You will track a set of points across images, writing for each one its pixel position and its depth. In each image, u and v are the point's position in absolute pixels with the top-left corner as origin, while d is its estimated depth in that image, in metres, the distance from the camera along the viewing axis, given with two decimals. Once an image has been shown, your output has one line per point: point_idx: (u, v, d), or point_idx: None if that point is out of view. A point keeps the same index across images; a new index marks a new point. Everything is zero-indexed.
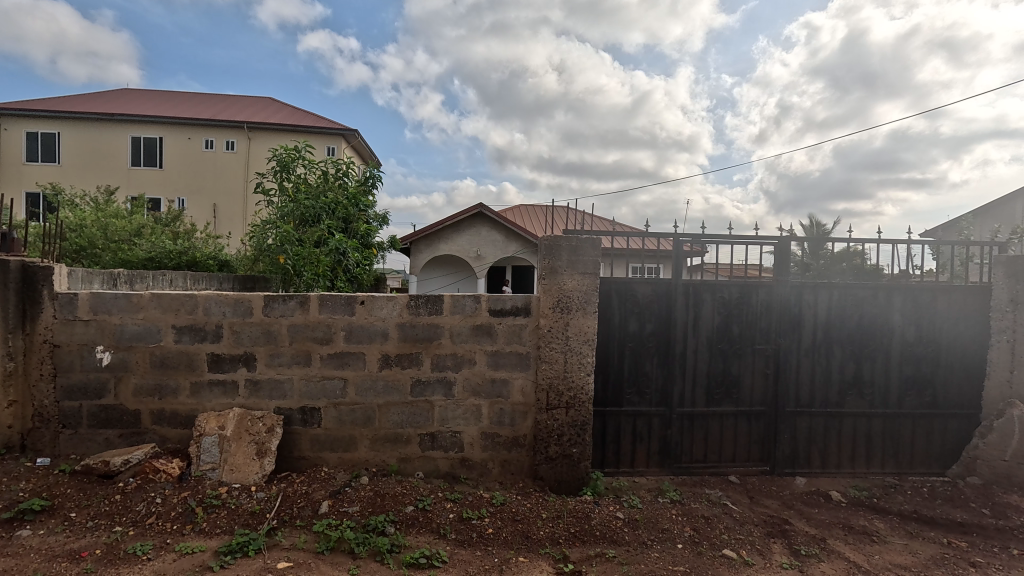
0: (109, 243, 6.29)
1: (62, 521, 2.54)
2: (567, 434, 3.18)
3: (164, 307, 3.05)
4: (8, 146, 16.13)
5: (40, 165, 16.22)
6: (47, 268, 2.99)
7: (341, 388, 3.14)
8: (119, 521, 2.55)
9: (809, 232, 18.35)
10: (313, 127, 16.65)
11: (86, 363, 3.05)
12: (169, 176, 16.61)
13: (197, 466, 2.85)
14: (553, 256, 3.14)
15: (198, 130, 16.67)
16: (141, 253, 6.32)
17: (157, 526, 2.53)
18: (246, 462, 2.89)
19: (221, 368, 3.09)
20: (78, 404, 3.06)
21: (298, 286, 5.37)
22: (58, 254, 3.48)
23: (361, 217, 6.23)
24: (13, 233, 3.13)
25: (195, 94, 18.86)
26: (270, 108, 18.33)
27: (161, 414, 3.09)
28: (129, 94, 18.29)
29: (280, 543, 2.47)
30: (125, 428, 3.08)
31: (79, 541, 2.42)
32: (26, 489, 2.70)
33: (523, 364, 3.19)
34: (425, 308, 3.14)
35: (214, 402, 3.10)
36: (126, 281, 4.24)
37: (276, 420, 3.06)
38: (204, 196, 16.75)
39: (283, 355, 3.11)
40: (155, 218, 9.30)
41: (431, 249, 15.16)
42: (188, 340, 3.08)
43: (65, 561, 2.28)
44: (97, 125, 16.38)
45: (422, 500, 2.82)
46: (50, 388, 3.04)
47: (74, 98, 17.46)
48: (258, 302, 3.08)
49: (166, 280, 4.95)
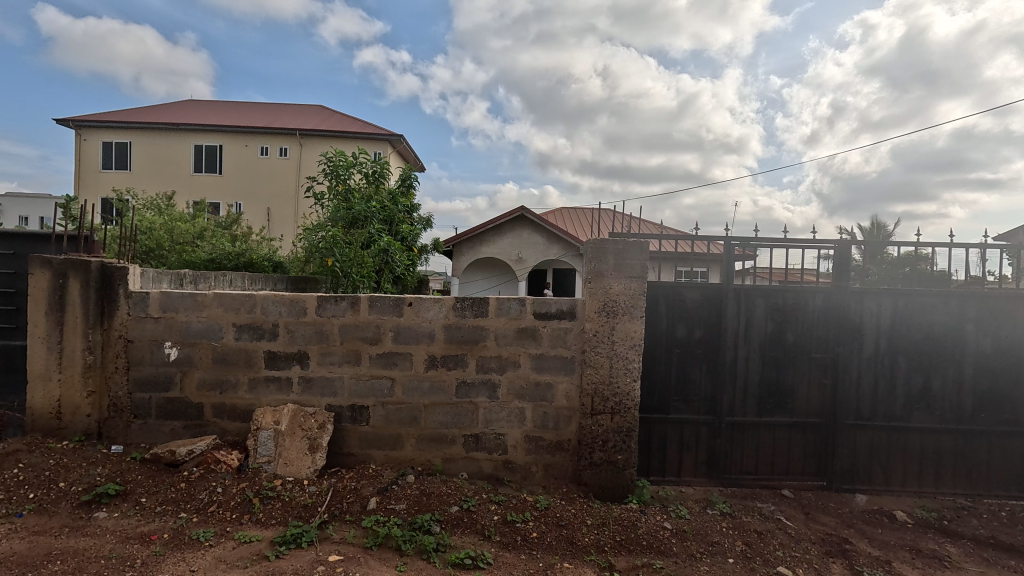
0: (174, 246, 6.68)
1: (134, 505, 2.72)
2: (612, 441, 3.14)
3: (226, 306, 3.22)
4: (87, 154, 17.45)
5: (114, 172, 17.43)
6: (123, 268, 3.21)
7: (389, 388, 3.21)
8: (184, 508, 2.70)
9: (868, 235, 17.42)
10: (360, 133, 17.20)
11: (155, 357, 3.25)
12: (228, 181, 17.51)
13: (254, 458, 2.98)
14: (599, 260, 3.10)
15: (254, 138, 17.52)
16: (203, 254, 6.69)
17: (219, 514, 2.66)
18: (299, 457, 3.01)
19: (277, 365, 3.23)
20: (148, 397, 3.26)
21: (347, 287, 5.61)
22: (133, 255, 3.74)
23: (405, 221, 6.48)
24: (95, 236, 3.43)
25: (252, 103, 19.85)
26: (321, 115, 19.04)
27: (221, 408, 3.25)
28: (192, 105, 19.40)
29: (331, 537, 2.54)
30: (189, 419, 3.26)
31: (148, 525, 2.58)
32: (102, 473, 2.90)
33: (567, 368, 3.17)
34: (471, 310, 3.17)
35: (269, 398, 3.24)
36: (192, 281, 4.50)
37: (327, 417, 3.16)
38: (259, 201, 17.57)
39: (334, 354, 3.21)
40: (214, 221, 9.79)
41: (472, 252, 15.32)
42: (247, 338, 3.23)
43: (137, 543, 2.43)
44: (165, 134, 17.44)
45: (467, 500, 2.84)
46: (124, 381, 3.25)
47: (144, 109, 18.69)
48: (311, 302, 3.20)
49: (226, 280, 5.22)
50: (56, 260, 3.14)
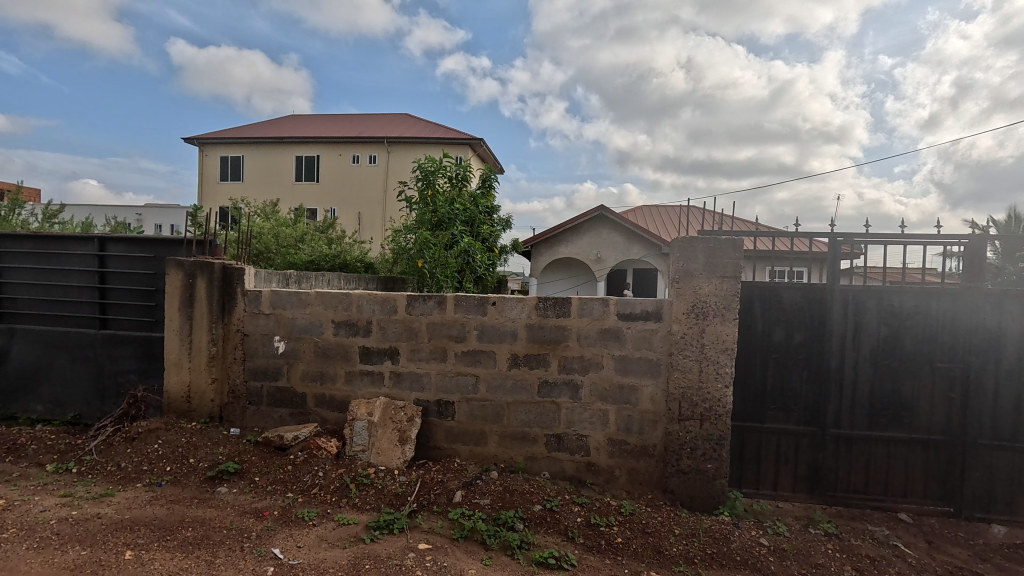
0: (280, 249, 7.33)
1: (249, 483, 3.01)
2: (701, 448, 3.00)
3: (326, 304, 3.47)
4: (208, 168, 19.61)
5: (229, 183, 19.44)
6: (240, 268, 3.57)
7: (474, 385, 3.29)
8: (291, 488, 2.95)
9: (1003, 229, 15.25)
10: (443, 139, 17.82)
11: (266, 350, 3.57)
12: (324, 188, 18.89)
13: (351, 446, 3.19)
14: (688, 259, 2.97)
15: (347, 147, 18.74)
16: (304, 256, 7.27)
17: (320, 496, 2.88)
18: (390, 447, 3.17)
19: (371, 360, 3.42)
20: (260, 385, 3.59)
21: (431, 286, 5.85)
22: (248, 257, 4.14)
23: (486, 222, 6.63)
24: (217, 240, 3.88)
25: (345, 115, 21.25)
26: (406, 123, 19.98)
27: (322, 398, 3.51)
28: (294, 120, 21.14)
29: (420, 526, 2.66)
30: (295, 407, 3.55)
31: (261, 501, 2.85)
32: (223, 453, 3.25)
33: (653, 371, 3.07)
34: (553, 310, 3.17)
35: (364, 390, 3.44)
36: (296, 281, 4.89)
37: (415, 411, 3.30)
38: (351, 206, 18.78)
39: (423, 350, 3.35)
40: (314, 226, 10.62)
41: (550, 252, 15.33)
42: (344, 334, 3.46)
43: (252, 517, 2.69)
44: (271, 147, 19.17)
45: (550, 500, 2.84)
46: (240, 371, 3.61)
47: (253, 125, 20.66)
48: (401, 301, 3.36)
49: (325, 279, 5.63)
50: (188, 261, 3.57)
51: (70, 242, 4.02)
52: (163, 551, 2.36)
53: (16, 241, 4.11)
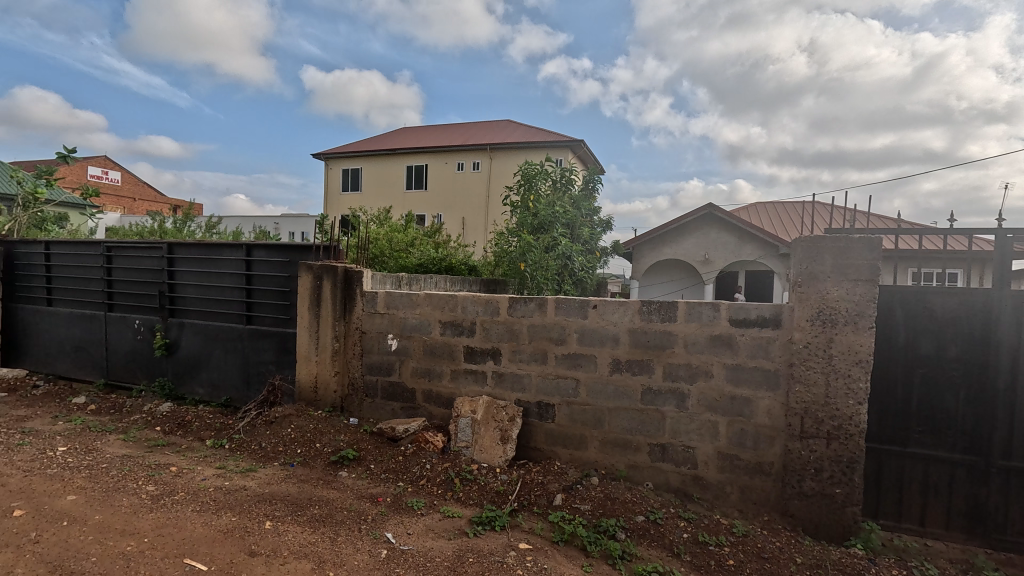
0: (393, 253, 7.88)
1: (366, 469, 3.26)
2: (828, 471, 2.70)
3: (433, 305, 3.67)
4: (332, 180, 21.68)
5: (350, 193, 21.32)
6: (359, 271, 3.90)
7: (574, 388, 3.27)
8: (402, 477, 3.15)
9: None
10: (543, 142, 17.98)
11: (381, 346, 3.86)
12: (432, 195, 19.98)
13: (455, 442, 3.33)
14: (813, 260, 2.70)
15: (452, 155, 19.65)
16: (414, 260, 7.75)
17: (428, 487, 3.04)
18: (492, 445, 3.26)
19: (474, 359, 3.54)
20: (375, 379, 3.88)
21: (532, 289, 5.90)
22: (366, 261, 4.51)
23: (586, 224, 6.57)
24: (339, 245, 4.29)
25: (451, 125, 22.31)
26: (508, 129, 20.46)
27: (429, 394, 3.71)
28: (405, 132, 22.64)
29: (521, 525, 2.69)
30: (405, 401, 3.79)
31: (376, 488, 3.07)
32: (344, 440, 3.56)
33: (770, 382, 2.82)
34: (658, 314, 3.05)
35: (468, 389, 3.57)
36: (407, 283, 5.22)
37: (516, 411, 3.36)
38: (456, 211, 19.65)
39: (524, 352, 3.40)
40: (422, 231, 11.27)
41: (653, 253, 14.77)
42: (450, 334, 3.63)
43: (368, 501, 2.91)
44: (385, 158, 20.69)
45: (654, 512, 2.73)
46: (359, 365, 3.92)
47: (370, 139, 22.46)
48: (504, 303, 3.44)
49: (433, 282, 5.94)
50: (316, 265, 3.97)
51: (225, 249, 4.65)
52: (295, 525, 2.64)
53: (185, 249, 4.85)
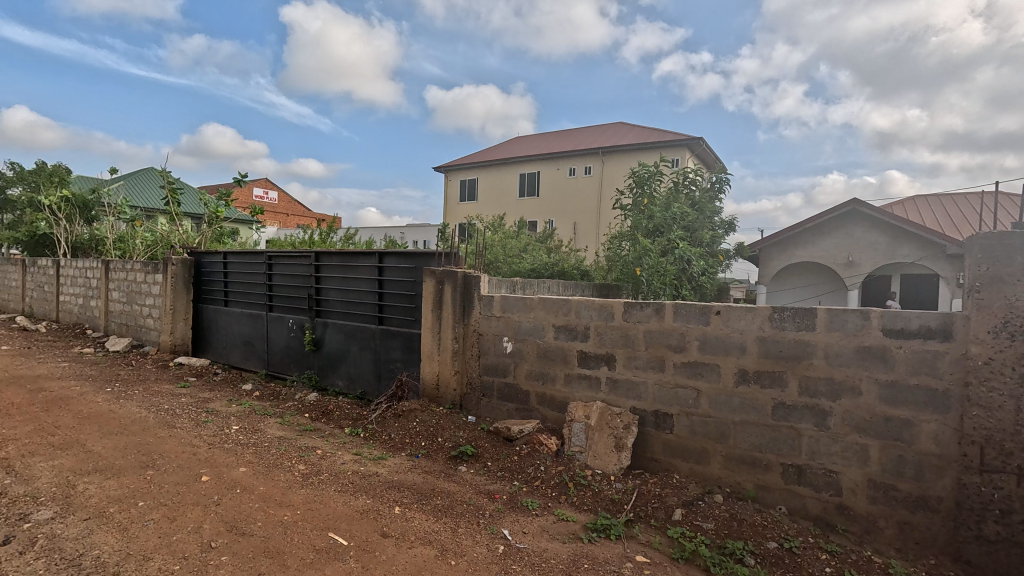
0: (507, 259, 8.13)
1: (483, 466, 3.40)
2: (1021, 514, 2.23)
3: (548, 309, 3.72)
4: (451, 191, 22.99)
5: (467, 202, 22.43)
6: (477, 276, 4.08)
7: (695, 399, 3.09)
8: (517, 477, 3.22)
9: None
10: (659, 143, 17.35)
11: (497, 349, 3.99)
12: (544, 202, 20.27)
13: (569, 446, 3.33)
14: (996, 261, 2.27)
15: (564, 161, 19.76)
16: (527, 265, 7.92)
17: (542, 489, 3.07)
18: (607, 452, 3.20)
19: (588, 364, 3.52)
20: (492, 380, 4.02)
21: (648, 294, 5.64)
22: (483, 266, 4.71)
23: (706, 226, 6.20)
24: (458, 252, 4.54)
25: (563, 132, 22.48)
26: (621, 131, 20.08)
27: (543, 397, 3.75)
28: (518, 141, 23.27)
29: (637, 537, 2.61)
30: (520, 403, 3.87)
31: (493, 484, 3.18)
32: (463, 436, 3.74)
33: (937, 404, 2.43)
34: (792, 322, 2.78)
35: (581, 393, 3.55)
36: (521, 288, 5.35)
37: (632, 419, 3.26)
38: (567, 216, 19.71)
39: (640, 358, 3.30)
40: (535, 237, 11.49)
41: (784, 256, 13.44)
42: (563, 338, 3.65)
43: (486, 497, 3.02)
44: (499, 168, 21.45)
45: (788, 540, 2.48)
46: (476, 366, 4.10)
47: (486, 150, 23.44)
48: (618, 307, 3.38)
49: (546, 287, 6.01)
50: (439, 270, 4.24)
51: (360, 256, 5.16)
52: (420, 512, 2.83)
53: (329, 257, 5.47)
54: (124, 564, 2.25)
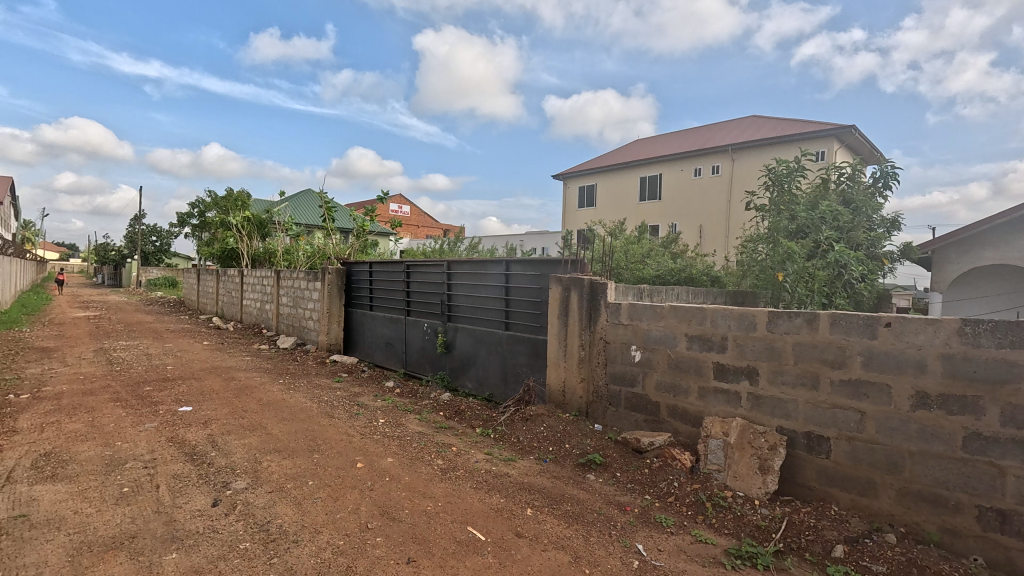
0: (630, 265, 8.01)
1: (612, 476, 3.35)
2: None
3: (680, 317, 3.56)
4: (570, 198, 23.11)
5: (586, 209, 22.37)
6: (604, 283, 4.05)
7: (858, 422, 2.74)
8: (648, 491, 3.12)
9: None
10: (799, 135, 15.72)
11: (625, 357, 3.91)
12: (667, 205, 19.46)
13: (705, 463, 3.15)
14: None
15: (689, 162, 18.79)
16: (651, 271, 7.71)
17: (677, 506, 2.94)
18: (749, 474, 2.96)
19: (726, 377, 3.30)
20: (619, 389, 3.94)
21: (792, 302, 5.16)
22: (609, 273, 4.66)
23: (864, 225, 5.48)
24: (583, 258, 4.53)
25: (687, 131, 21.41)
26: (754, 126, 18.55)
27: (675, 409, 3.59)
28: (639, 144, 22.67)
29: (789, 570, 2.37)
30: (649, 414, 3.75)
31: (623, 496, 3.12)
32: (591, 445, 3.73)
33: None
34: (990, 338, 2.34)
35: (718, 408, 3.34)
36: (649, 295, 5.20)
37: (778, 439, 2.98)
38: (692, 219, 18.70)
39: (788, 374, 3.01)
40: (659, 242, 11.07)
41: (965, 258, 11.33)
42: (698, 348, 3.47)
43: (617, 509, 2.97)
44: (619, 172, 21.07)
45: None
46: (603, 374, 4.06)
47: (605, 155, 23.18)
48: (761, 317, 3.13)
49: (675, 293, 5.78)
50: (565, 278, 4.29)
51: (489, 264, 5.40)
52: (552, 516, 2.88)
53: (460, 265, 5.81)
54: (301, 534, 2.60)
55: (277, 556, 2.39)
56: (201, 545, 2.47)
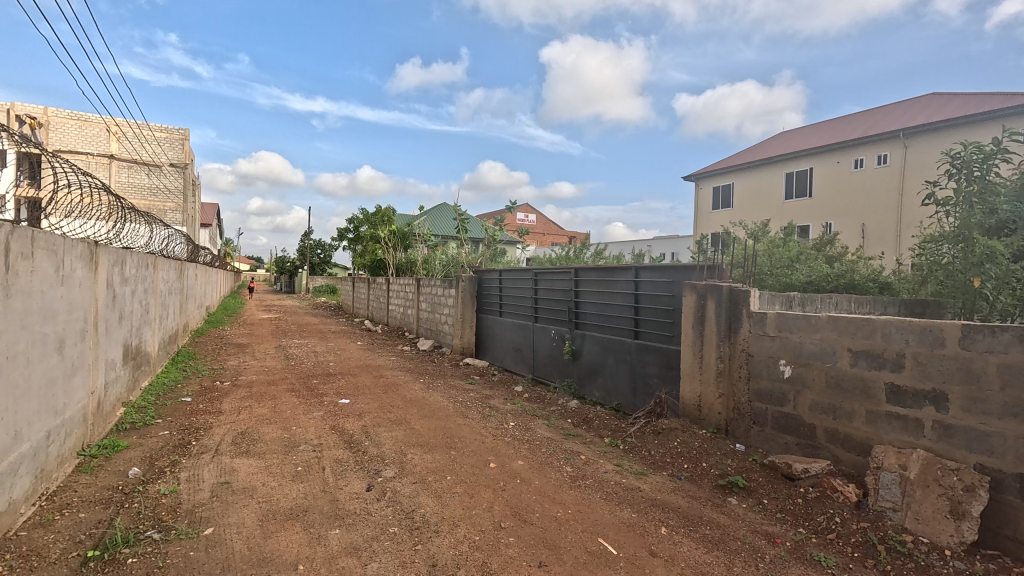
0: (774, 270, 7.35)
1: (758, 503, 3.06)
2: None
3: (841, 330, 3.16)
4: (703, 199, 21.76)
5: (721, 210, 20.86)
6: (746, 291, 3.74)
7: None
8: (803, 524, 2.79)
9: None
10: (999, 112, 13.00)
11: (772, 373, 3.55)
12: (819, 203, 17.35)
13: (876, 500, 2.72)
14: None
15: (847, 152, 16.56)
16: (801, 277, 6.98)
17: (839, 545, 2.58)
18: (937, 518, 2.48)
19: (903, 401, 2.83)
20: (765, 407, 3.59)
21: (991, 314, 4.29)
22: (752, 280, 4.28)
23: None
24: (722, 264, 4.22)
25: (845, 118, 18.91)
26: (934, 105, 15.77)
27: (835, 434, 3.16)
28: (785, 137, 20.57)
29: None
30: (802, 438, 3.35)
31: (772, 526, 2.82)
32: (732, 466, 3.45)
33: None
34: None
35: (893, 437, 2.87)
36: (799, 304, 4.67)
37: (978, 479, 2.45)
38: (853, 218, 16.44)
39: (991, 401, 2.48)
40: (811, 244, 9.92)
41: None
42: (865, 366, 3.03)
43: (764, 539, 2.70)
44: (760, 169, 19.32)
45: None
46: (745, 390, 3.72)
47: (744, 152, 21.44)
48: (951, 332, 2.64)
49: (832, 302, 5.13)
50: (701, 285, 4.04)
51: (618, 272, 5.31)
52: (688, 538, 2.71)
53: (588, 272, 5.79)
54: (441, 525, 2.79)
55: (420, 544, 2.59)
56: (358, 525, 2.76)
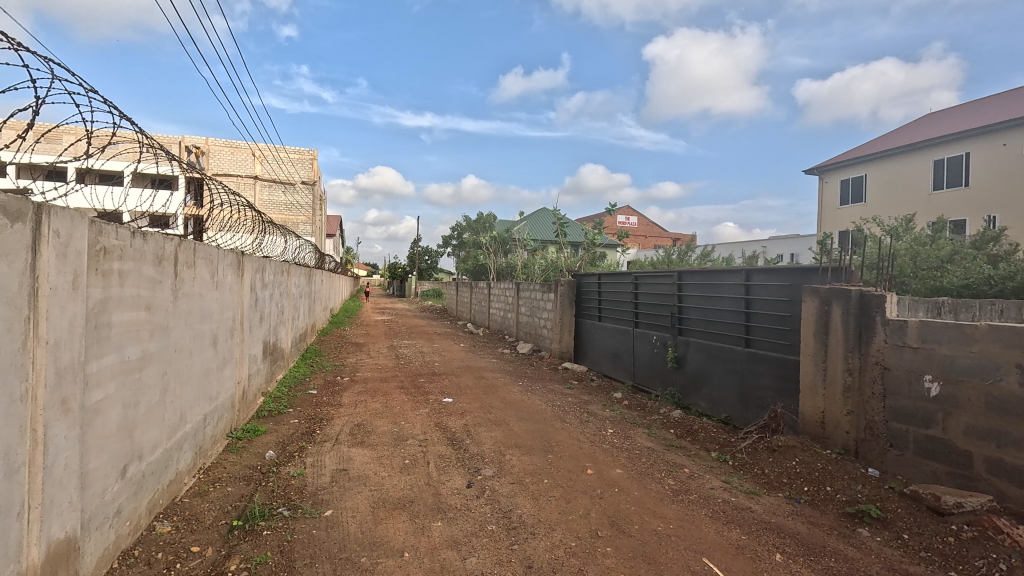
0: (919, 271, 6.63)
1: (896, 537, 2.68)
2: None
3: (1006, 342, 2.70)
4: (828, 194, 19.66)
5: (850, 206, 18.69)
6: (881, 296, 3.31)
7: None
8: (955, 567, 2.40)
9: None
10: None
11: (913, 390, 3.10)
12: (977, 192, 14.85)
13: None
14: None
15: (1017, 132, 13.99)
16: (954, 279, 6.19)
17: None
18: None
19: None
20: (905, 428, 3.13)
21: None
22: (888, 284, 3.78)
23: None
24: (852, 266, 3.76)
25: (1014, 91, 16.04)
26: None
27: (999, 465, 2.69)
28: (933, 119, 17.92)
29: None
30: (955, 466, 2.88)
31: (914, 565, 2.46)
32: (863, 492, 3.07)
33: None
34: None
35: None
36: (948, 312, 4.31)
37: None
38: None
39: None
40: (968, 241, 8.57)
41: None
42: None
43: None
44: (900, 157, 17.01)
45: None
46: (879, 407, 3.28)
47: (879, 138, 19.02)
48: None
49: (995, 309, 4.58)
50: (824, 289, 3.65)
51: (727, 275, 4.98)
52: (807, 569, 2.45)
53: (692, 276, 5.50)
54: (538, 527, 2.81)
55: (517, 544, 2.63)
56: (458, 519, 2.88)
